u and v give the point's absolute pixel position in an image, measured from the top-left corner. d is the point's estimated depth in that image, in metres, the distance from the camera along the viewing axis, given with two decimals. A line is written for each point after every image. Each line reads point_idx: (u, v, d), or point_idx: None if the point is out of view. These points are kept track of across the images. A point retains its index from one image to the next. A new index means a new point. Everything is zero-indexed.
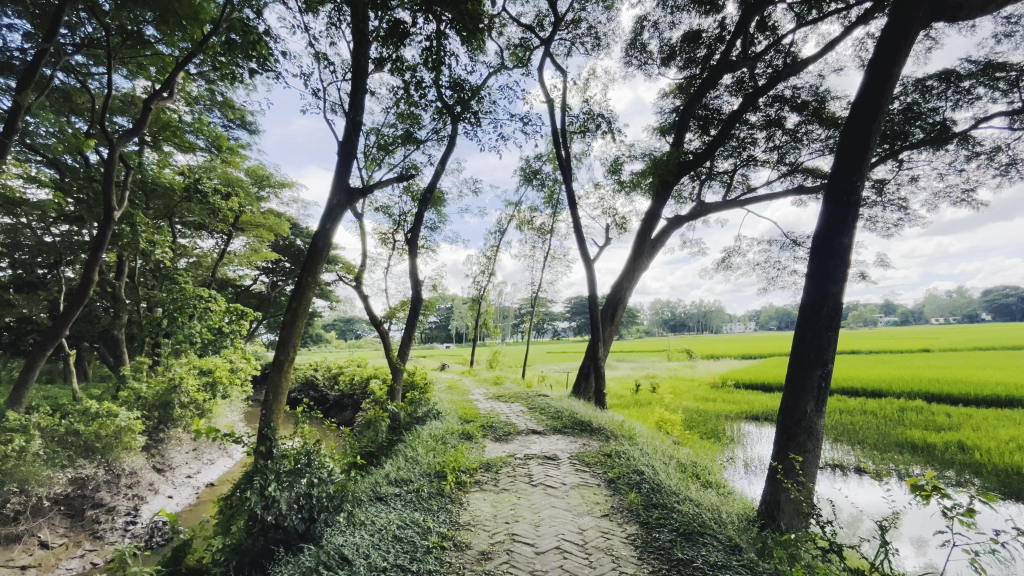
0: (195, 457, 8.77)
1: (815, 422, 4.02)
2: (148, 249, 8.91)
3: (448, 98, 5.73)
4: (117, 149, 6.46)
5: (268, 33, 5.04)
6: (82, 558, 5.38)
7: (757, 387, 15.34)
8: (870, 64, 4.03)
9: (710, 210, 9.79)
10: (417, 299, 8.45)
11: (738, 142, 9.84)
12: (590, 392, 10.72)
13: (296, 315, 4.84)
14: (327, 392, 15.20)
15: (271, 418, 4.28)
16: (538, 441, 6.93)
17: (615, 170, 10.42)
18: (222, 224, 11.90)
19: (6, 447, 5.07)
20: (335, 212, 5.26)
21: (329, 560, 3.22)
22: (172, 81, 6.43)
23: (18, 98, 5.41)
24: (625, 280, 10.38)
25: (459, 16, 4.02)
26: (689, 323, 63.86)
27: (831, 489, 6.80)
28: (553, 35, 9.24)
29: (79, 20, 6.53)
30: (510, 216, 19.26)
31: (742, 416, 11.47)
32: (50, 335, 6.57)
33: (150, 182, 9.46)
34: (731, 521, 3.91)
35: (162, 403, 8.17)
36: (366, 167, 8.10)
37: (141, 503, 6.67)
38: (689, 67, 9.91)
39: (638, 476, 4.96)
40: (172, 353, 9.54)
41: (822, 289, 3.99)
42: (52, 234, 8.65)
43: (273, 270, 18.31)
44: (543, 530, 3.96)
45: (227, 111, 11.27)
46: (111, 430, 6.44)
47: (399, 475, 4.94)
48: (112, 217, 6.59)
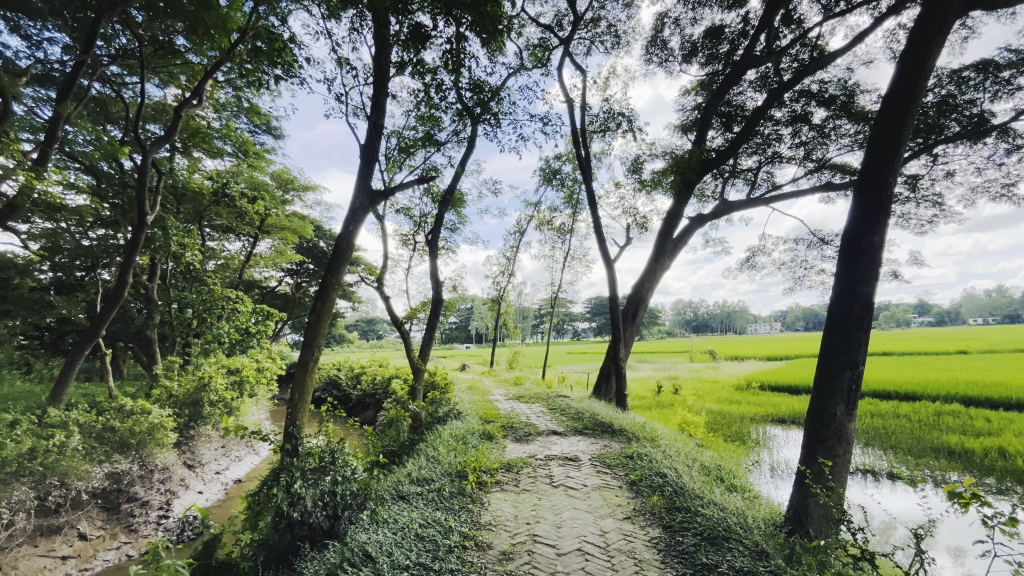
0: (224, 454, 9.00)
1: (846, 426, 3.89)
2: (179, 252, 9.17)
3: (468, 99, 5.76)
4: (149, 156, 6.68)
5: (292, 40, 5.19)
6: (118, 550, 5.64)
7: (784, 389, 15.03)
8: (902, 58, 3.90)
9: (733, 208, 9.60)
10: (437, 299, 8.51)
11: (763, 139, 9.64)
12: (611, 392, 10.63)
13: (320, 315, 4.94)
14: (350, 392, 15.47)
15: (295, 418, 4.37)
16: (558, 442, 6.88)
17: (636, 169, 10.31)
18: (248, 226, 12.18)
19: (48, 442, 5.31)
20: (358, 214, 5.35)
21: (353, 557, 3.27)
22: (201, 88, 6.62)
23: (56, 107, 5.66)
24: (647, 279, 10.26)
25: (479, 20, 4.04)
26: (713, 324, 62.52)
27: (862, 495, 6.61)
28: (573, 34, 9.20)
29: (114, 31, 6.77)
30: (530, 216, 19.30)
31: (767, 419, 11.22)
32: (86, 335, 6.80)
33: (180, 187, 9.77)
34: (757, 526, 3.83)
35: (193, 402, 8.41)
36: (388, 170, 8.21)
37: (172, 498, 6.88)
38: (711, 63, 9.74)
39: (660, 479, 4.89)
40: (202, 352, 9.86)
41: (851, 289, 3.87)
42: (90, 238, 8.95)
43: (297, 271, 18.63)
44: (564, 531, 3.95)
45: (253, 117, 11.55)
46: (145, 426, 6.63)
47: (421, 475, 4.98)
48: (145, 221, 6.81)
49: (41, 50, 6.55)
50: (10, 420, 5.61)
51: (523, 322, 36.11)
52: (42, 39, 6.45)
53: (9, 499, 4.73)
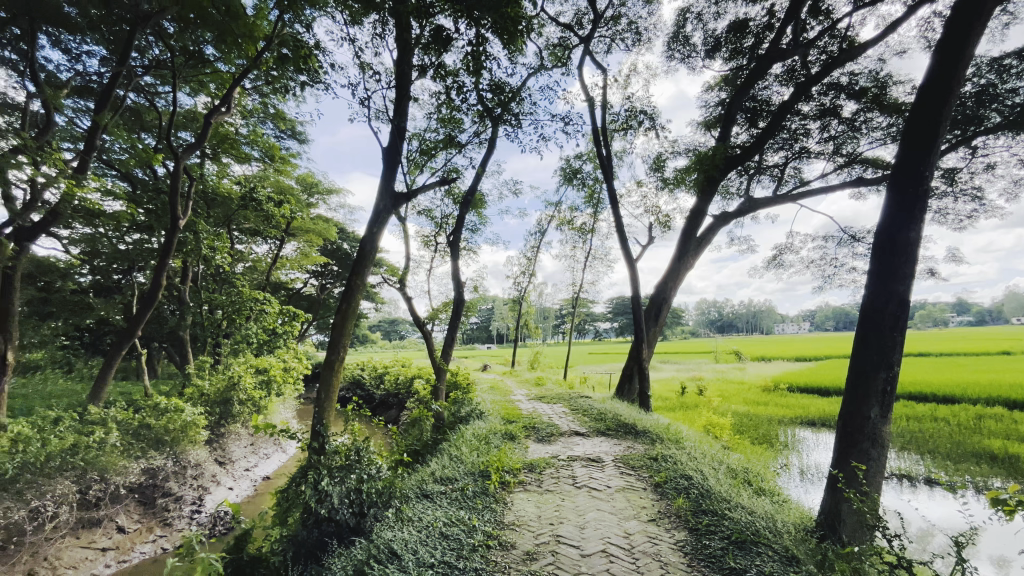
0: (253, 451, 9.24)
1: (881, 430, 3.75)
2: (210, 255, 9.47)
3: (489, 101, 5.79)
4: (180, 163, 6.89)
5: (317, 47, 5.33)
6: (154, 543, 5.87)
7: (813, 391, 14.62)
8: (938, 47, 3.74)
9: (759, 206, 9.39)
10: (459, 300, 8.56)
11: (789, 134, 9.41)
12: (634, 393, 10.52)
13: (345, 316, 5.03)
14: (374, 391, 15.69)
15: (322, 416, 4.46)
16: (580, 443, 6.84)
17: (658, 167, 10.19)
18: (275, 229, 12.48)
19: (88, 439, 5.52)
20: (381, 217, 5.42)
21: (379, 554, 3.32)
22: (229, 96, 6.84)
23: (95, 118, 5.92)
24: (670, 279, 10.12)
25: (499, 21, 4.06)
26: (739, 325, 61.15)
27: (898, 501, 6.37)
28: (593, 32, 9.13)
29: (148, 43, 7.02)
30: (550, 217, 19.27)
31: (797, 421, 10.93)
32: (124, 335, 7.07)
33: (210, 192, 10.09)
34: (787, 531, 3.73)
35: (223, 400, 8.65)
36: (410, 172, 8.31)
37: (205, 494, 7.10)
38: (735, 58, 9.54)
39: (686, 481, 4.81)
40: (231, 352, 10.15)
41: (885, 288, 3.74)
42: (126, 242, 9.31)
43: (321, 273, 18.97)
44: (588, 533, 3.93)
45: (278, 123, 11.83)
46: (179, 424, 6.84)
47: (445, 474, 5.03)
48: (177, 226, 7.03)
49: (81, 63, 6.85)
50: (55, 416, 5.88)
51: (544, 323, 35.96)
52: (82, 52, 6.75)
53: (52, 492, 4.93)
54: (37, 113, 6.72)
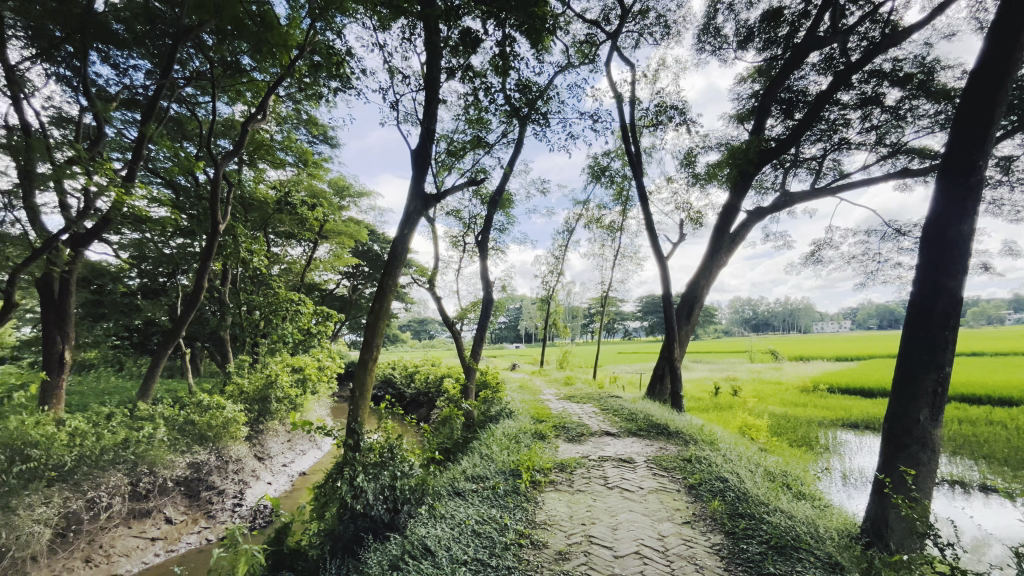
0: (290, 447, 9.54)
1: (931, 433, 3.57)
2: (248, 258, 9.82)
3: (516, 100, 5.81)
4: (220, 170, 7.16)
5: (348, 53, 5.47)
6: (199, 534, 6.15)
7: (856, 392, 14.03)
8: (992, 28, 3.53)
9: (796, 200, 9.08)
10: (488, 299, 8.61)
11: (828, 125, 9.06)
12: (666, 394, 10.34)
13: (378, 316, 5.14)
14: (405, 389, 15.96)
15: (357, 414, 4.57)
16: (611, 443, 6.78)
17: (689, 163, 9.99)
18: (309, 232, 12.85)
19: (138, 434, 5.80)
20: (412, 218, 5.51)
21: (413, 550, 3.37)
22: (265, 104, 7.07)
23: (142, 129, 6.24)
24: (702, 277, 9.90)
25: (526, 21, 4.07)
26: (775, 324, 59.20)
27: (951, 509, 6.04)
28: (620, 28, 9.02)
29: (189, 55, 7.31)
30: (578, 215, 19.17)
31: (837, 423, 10.52)
32: (170, 335, 7.42)
33: (248, 197, 10.47)
34: (830, 537, 3.59)
35: (262, 398, 8.97)
36: (438, 173, 8.41)
37: (245, 488, 7.38)
38: (769, 48, 9.25)
39: (722, 483, 4.70)
40: (269, 351, 10.51)
41: (935, 285, 3.55)
42: (171, 246, 9.75)
43: (353, 274, 19.39)
44: (621, 534, 3.89)
45: (311, 128, 12.17)
46: (221, 420, 7.10)
47: (476, 472, 5.08)
48: (217, 230, 7.30)
49: (128, 77, 7.21)
50: (108, 412, 6.22)
51: (572, 322, 35.70)
52: (128, 67, 7.11)
53: (107, 484, 5.23)
54: (89, 126, 7.14)
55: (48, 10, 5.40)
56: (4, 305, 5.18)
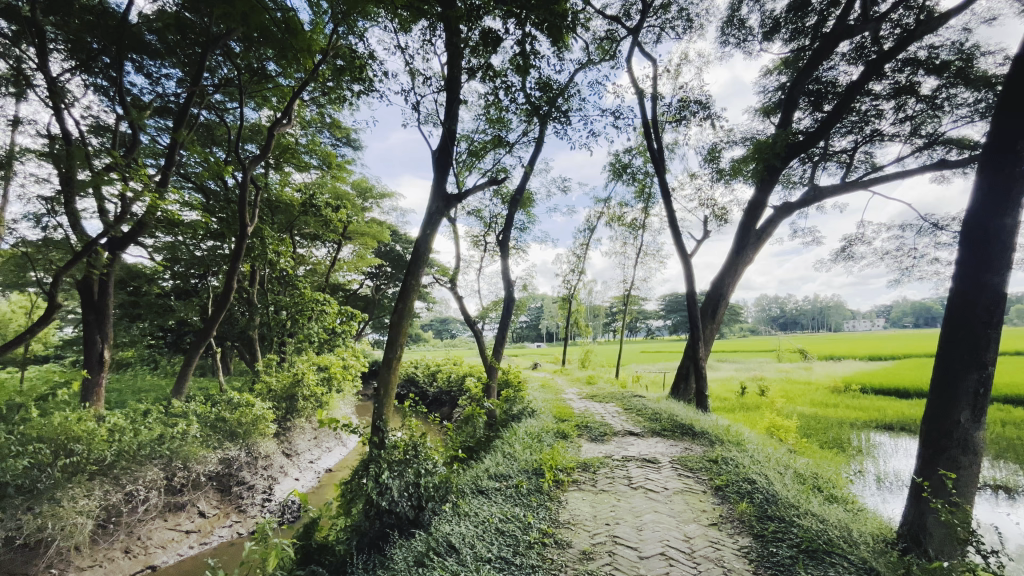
0: (316, 444, 9.74)
1: (972, 435, 3.42)
2: (274, 259, 10.07)
3: (537, 99, 5.80)
4: (248, 174, 7.34)
5: (370, 56, 5.55)
6: (231, 528, 6.35)
7: (890, 392, 13.54)
8: None
9: (826, 194, 8.82)
10: (509, 299, 8.62)
11: (859, 117, 8.77)
12: (690, 393, 10.17)
13: (401, 316, 5.20)
14: (427, 388, 16.11)
15: (382, 412, 4.63)
16: (635, 443, 6.71)
17: (713, 159, 9.80)
18: (333, 233, 13.09)
19: (172, 430, 5.99)
20: (434, 218, 5.56)
21: (438, 547, 3.41)
22: (290, 108, 7.22)
23: (174, 136, 6.45)
24: (727, 274, 9.71)
25: (546, 18, 4.04)
26: (804, 322, 57.61)
27: (994, 515, 5.77)
28: (642, 23, 8.90)
29: (217, 63, 7.50)
30: (599, 213, 19.01)
31: (871, 424, 10.18)
32: (202, 334, 7.64)
33: (274, 200, 10.72)
34: (864, 542, 3.47)
35: (289, 395, 9.18)
36: (459, 174, 8.46)
37: (274, 483, 7.57)
38: (796, 39, 8.99)
39: (749, 485, 4.60)
40: (295, 351, 10.76)
41: (977, 281, 3.40)
42: (202, 249, 10.07)
43: (376, 274, 19.67)
44: (646, 535, 3.85)
45: (335, 131, 12.38)
46: (250, 417, 7.27)
47: (499, 470, 5.10)
48: (246, 232, 7.47)
49: (160, 85, 7.46)
50: (144, 409, 6.46)
51: (594, 321, 35.40)
52: (160, 76, 7.34)
53: (144, 478, 5.43)
54: (125, 134, 7.42)
55: (86, 23, 5.70)
56: (48, 307, 5.34)
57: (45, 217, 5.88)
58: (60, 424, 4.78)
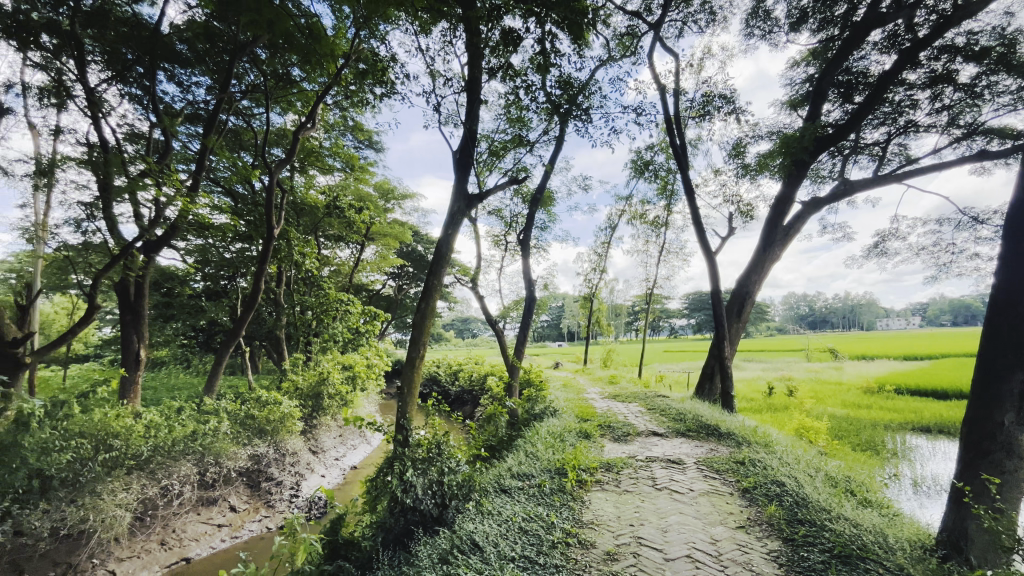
0: (341, 442, 9.92)
1: (1017, 439, 3.26)
2: (300, 260, 10.28)
3: (557, 97, 5.77)
4: (274, 177, 7.51)
5: (392, 58, 5.61)
6: (260, 522, 6.53)
7: (928, 394, 13.02)
8: None
9: (857, 188, 8.53)
10: (530, 298, 8.61)
11: (892, 107, 8.46)
12: (716, 394, 9.99)
13: (424, 315, 5.24)
14: (449, 387, 16.23)
15: (405, 410, 4.68)
16: (659, 444, 6.62)
17: (738, 154, 9.60)
18: (356, 234, 13.30)
19: (204, 426, 6.15)
20: (456, 219, 5.60)
21: (462, 544, 3.43)
22: (314, 113, 7.36)
23: (205, 141, 6.66)
24: (754, 271, 9.49)
25: (566, 16, 4.03)
26: (834, 320, 55.90)
27: None
28: (663, 17, 8.77)
29: (244, 70, 7.70)
30: (621, 211, 18.81)
31: (906, 426, 9.81)
32: (232, 333, 7.86)
33: (299, 202, 10.94)
34: (901, 548, 3.35)
35: (315, 394, 9.37)
36: (479, 174, 8.49)
37: (301, 480, 7.74)
38: (825, 29, 8.72)
39: (778, 488, 4.49)
40: (321, 350, 10.98)
41: (1021, 277, 3.25)
42: (231, 251, 10.34)
43: (398, 274, 19.89)
44: (671, 536, 3.80)
45: (357, 134, 12.56)
46: (278, 415, 7.45)
47: (521, 469, 5.10)
48: (272, 234, 7.65)
49: (190, 92, 7.69)
50: (178, 406, 6.68)
51: (615, 321, 35.05)
52: (191, 83, 7.57)
53: (178, 473, 5.63)
54: (158, 140, 7.67)
55: (121, 35, 5.93)
56: (88, 308, 5.58)
57: (86, 222, 6.15)
58: (100, 420, 5.00)
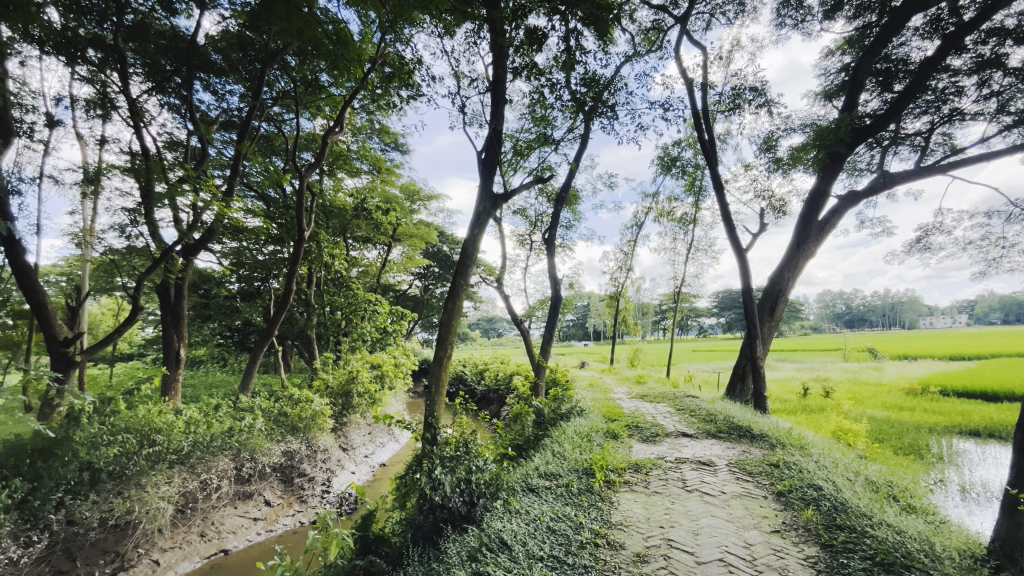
0: (370, 439, 10.10)
1: None
2: (329, 261, 10.50)
3: (583, 95, 5.74)
4: (304, 181, 7.68)
5: (418, 61, 5.68)
6: (294, 516, 6.72)
7: (976, 395, 12.37)
8: None
9: (898, 181, 8.18)
10: (556, 297, 8.58)
11: (935, 95, 8.08)
12: (747, 394, 9.74)
13: (450, 314, 5.29)
14: (476, 386, 16.33)
15: (433, 408, 4.74)
16: (689, 445, 6.50)
17: (769, 148, 9.33)
18: (383, 236, 13.52)
19: (240, 423, 6.36)
20: (482, 218, 5.62)
21: (491, 542, 3.45)
22: (342, 116, 7.51)
23: (239, 147, 6.87)
24: (787, 268, 9.21)
25: (591, 12, 4.01)
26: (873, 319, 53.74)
27: None
28: (689, 10, 8.61)
29: (275, 77, 7.93)
30: (647, 209, 18.54)
31: (953, 429, 9.35)
32: (265, 333, 8.09)
33: (328, 205, 11.19)
34: (949, 557, 3.19)
35: (345, 392, 9.57)
36: (504, 173, 8.51)
37: (332, 476, 7.92)
38: (862, 15, 8.39)
39: (815, 492, 4.35)
40: (350, 349, 11.23)
41: None
42: (264, 253, 10.65)
43: (425, 275, 20.12)
44: (703, 539, 3.73)
45: (383, 136, 12.75)
46: (310, 413, 7.64)
47: (549, 469, 5.09)
48: (303, 236, 7.84)
49: (225, 101, 7.97)
50: (216, 403, 6.92)
51: (642, 320, 34.56)
52: (225, 92, 7.84)
53: (216, 468, 5.84)
54: (195, 147, 7.97)
55: (161, 47, 6.21)
56: (132, 309, 5.83)
57: (129, 227, 6.43)
58: (144, 416, 5.22)
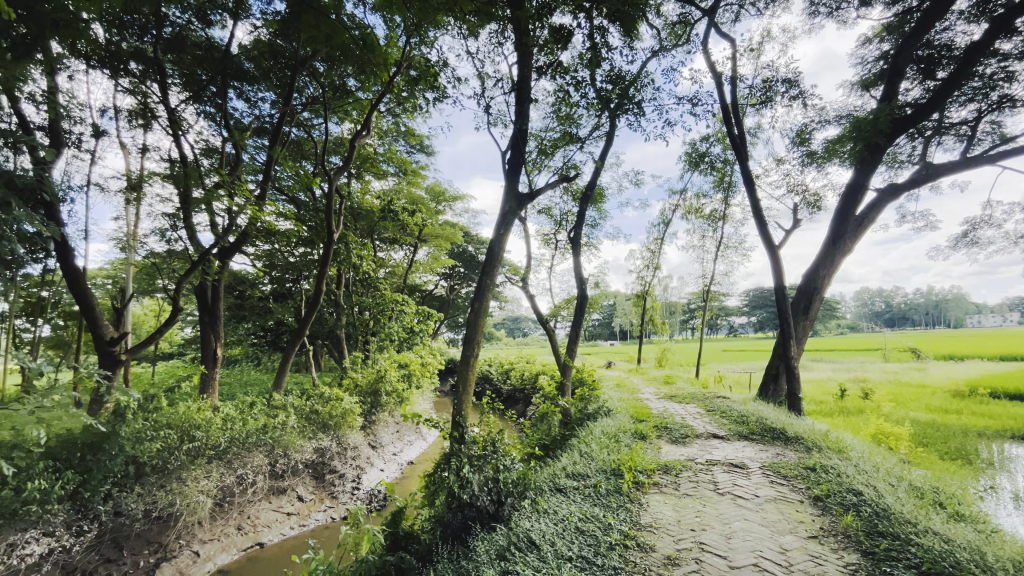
0: (398, 437, 10.24)
1: None
2: (357, 262, 10.69)
3: (608, 92, 5.68)
4: (333, 184, 7.83)
5: (443, 63, 5.72)
6: (325, 512, 6.89)
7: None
8: None
9: (941, 172, 7.81)
10: (582, 297, 8.52)
11: (982, 82, 7.68)
12: (781, 395, 9.46)
13: (477, 314, 5.31)
14: (501, 385, 16.36)
15: (460, 407, 4.77)
16: (720, 447, 6.35)
17: (803, 141, 9.02)
18: (410, 236, 13.67)
19: (274, 421, 6.54)
20: (507, 218, 5.63)
21: (519, 542, 3.46)
22: (369, 120, 7.63)
23: (271, 153, 7.08)
24: (823, 265, 8.90)
25: (616, 9, 3.97)
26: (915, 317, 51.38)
27: None
28: (717, 2, 8.40)
29: (304, 83, 8.12)
30: (675, 206, 18.20)
31: (1003, 433, 8.89)
32: (297, 332, 8.31)
33: (356, 207, 11.39)
34: (1002, 567, 3.02)
35: (373, 391, 9.73)
36: (529, 173, 8.50)
37: (362, 473, 8.08)
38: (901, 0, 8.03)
39: (855, 497, 4.20)
40: (378, 348, 11.42)
41: None
42: (295, 255, 10.92)
43: (451, 275, 20.27)
44: (736, 543, 3.65)
45: (409, 138, 12.90)
46: (340, 411, 7.80)
47: (576, 469, 5.06)
48: (332, 238, 8.03)
49: (257, 108, 8.21)
50: (251, 401, 7.13)
51: (670, 320, 33.96)
52: (257, 99, 8.08)
53: (251, 463, 6.04)
54: (229, 154, 8.25)
55: (197, 58, 6.45)
56: (173, 310, 6.09)
57: (169, 231, 6.70)
58: (184, 412, 5.42)
